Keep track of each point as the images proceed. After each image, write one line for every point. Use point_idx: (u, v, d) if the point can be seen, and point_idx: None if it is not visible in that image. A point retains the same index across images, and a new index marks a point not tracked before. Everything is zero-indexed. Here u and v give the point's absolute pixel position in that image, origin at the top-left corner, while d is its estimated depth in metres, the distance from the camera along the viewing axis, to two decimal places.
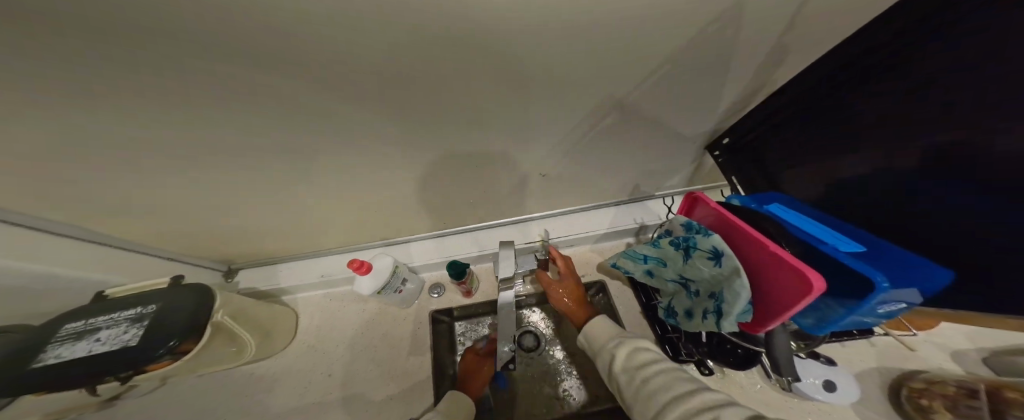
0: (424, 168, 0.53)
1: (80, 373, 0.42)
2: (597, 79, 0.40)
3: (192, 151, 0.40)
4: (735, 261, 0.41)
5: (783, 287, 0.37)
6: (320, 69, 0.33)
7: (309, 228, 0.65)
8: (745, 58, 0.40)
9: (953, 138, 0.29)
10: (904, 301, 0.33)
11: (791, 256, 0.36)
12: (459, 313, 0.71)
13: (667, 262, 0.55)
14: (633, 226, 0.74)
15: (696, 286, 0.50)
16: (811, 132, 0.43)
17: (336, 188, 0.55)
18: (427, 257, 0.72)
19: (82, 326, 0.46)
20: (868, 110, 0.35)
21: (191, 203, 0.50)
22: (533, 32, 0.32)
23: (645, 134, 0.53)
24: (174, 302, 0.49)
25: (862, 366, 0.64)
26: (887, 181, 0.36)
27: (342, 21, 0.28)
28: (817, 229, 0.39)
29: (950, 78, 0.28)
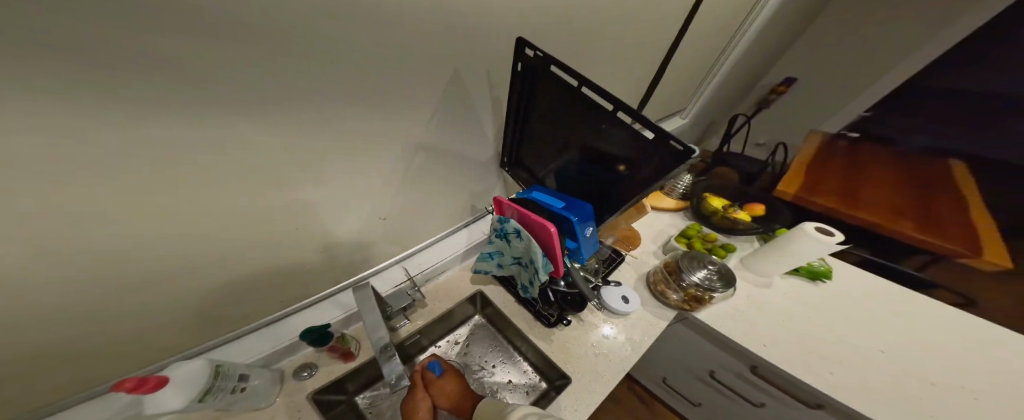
0: (229, 247, 0.46)
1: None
2: (391, 120, 0.53)
3: None
4: (525, 232, 0.61)
5: (546, 239, 0.60)
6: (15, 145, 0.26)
7: (0, 405, 0.40)
8: (475, 104, 0.63)
9: (578, 128, 0.59)
10: (590, 227, 0.63)
11: (539, 218, 0.58)
12: (355, 385, 0.64)
13: (501, 252, 0.72)
14: (484, 237, 0.90)
15: (521, 259, 0.69)
16: (532, 145, 0.71)
17: (63, 318, 0.37)
18: (276, 343, 0.58)
19: None
20: (543, 126, 0.65)
21: None
22: (310, 86, 0.40)
23: (456, 163, 0.70)
24: None
25: (631, 281, 0.92)
26: (570, 160, 0.66)
27: (46, 90, 0.25)
28: (551, 199, 0.65)
29: (557, 103, 0.59)
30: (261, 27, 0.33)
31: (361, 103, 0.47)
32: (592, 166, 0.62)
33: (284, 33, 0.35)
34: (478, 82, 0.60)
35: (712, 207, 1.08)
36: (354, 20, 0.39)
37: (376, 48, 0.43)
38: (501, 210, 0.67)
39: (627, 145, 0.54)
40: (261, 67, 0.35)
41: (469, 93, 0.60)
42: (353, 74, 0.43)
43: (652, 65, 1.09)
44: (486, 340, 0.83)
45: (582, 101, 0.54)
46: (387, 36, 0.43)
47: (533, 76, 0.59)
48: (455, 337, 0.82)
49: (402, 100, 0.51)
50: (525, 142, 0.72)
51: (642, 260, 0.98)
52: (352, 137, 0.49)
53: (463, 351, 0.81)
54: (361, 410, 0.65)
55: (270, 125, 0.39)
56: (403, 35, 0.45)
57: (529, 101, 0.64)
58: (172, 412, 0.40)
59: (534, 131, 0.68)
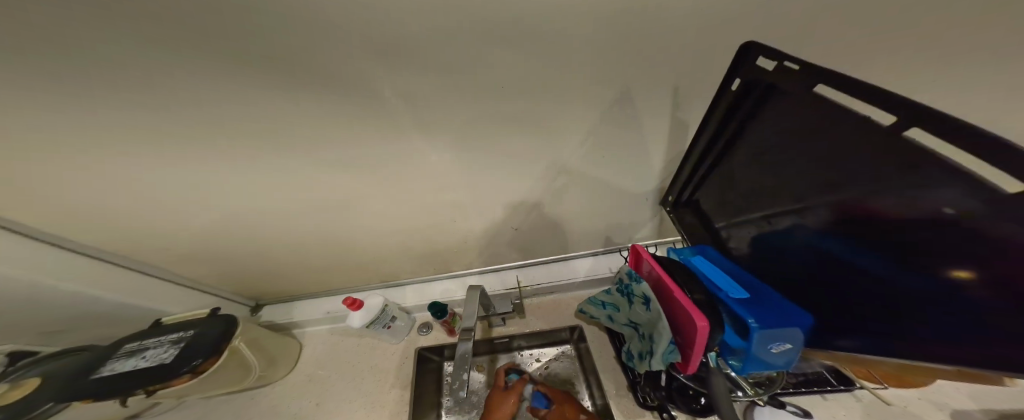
0: (403, 222, 0.63)
1: (116, 386, 0.52)
2: (536, 145, 0.49)
3: (221, 199, 0.53)
4: (658, 306, 0.46)
5: (686, 330, 0.41)
6: (313, 137, 0.45)
7: (314, 271, 0.75)
8: (643, 129, 0.48)
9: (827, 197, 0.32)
10: (788, 343, 0.36)
11: (685, 299, 0.40)
12: (448, 353, 0.77)
13: (619, 307, 0.58)
14: (609, 275, 0.77)
15: (641, 330, 0.53)
16: (724, 190, 0.48)
17: (331, 235, 0.64)
18: (416, 300, 0.78)
19: (137, 345, 0.57)
20: (748, 170, 0.42)
21: (223, 244, 0.63)
22: (465, 110, 0.43)
23: (596, 194, 0.61)
24: (202, 330, 0.60)
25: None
26: (797, 235, 0.38)
27: (321, 95, 0.40)
28: (724, 279, 0.43)
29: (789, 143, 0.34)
30: (435, 59, 0.37)
31: (509, 130, 0.46)
32: (832, 262, 0.35)
33: (452, 66, 0.38)
34: (660, 100, 0.43)
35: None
36: (516, 38, 0.36)
37: (539, 69, 0.39)
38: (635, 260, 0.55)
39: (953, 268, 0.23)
40: (433, 88, 0.40)
41: (638, 114, 0.45)
42: (504, 99, 0.42)
43: None
44: (569, 371, 0.73)
45: (848, 153, 0.28)
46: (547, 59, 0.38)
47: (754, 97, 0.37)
48: (540, 353, 0.77)
49: (552, 126, 0.46)
50: (714, 185, 0.50)
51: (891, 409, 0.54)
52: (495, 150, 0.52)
53: (542, 370, 0.74)
54: (443, 373, 0.77)
55: (433, 135, 0.46)
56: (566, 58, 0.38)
57: (736, 131, 0.41)
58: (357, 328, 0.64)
59: (731, 173, 0.45)
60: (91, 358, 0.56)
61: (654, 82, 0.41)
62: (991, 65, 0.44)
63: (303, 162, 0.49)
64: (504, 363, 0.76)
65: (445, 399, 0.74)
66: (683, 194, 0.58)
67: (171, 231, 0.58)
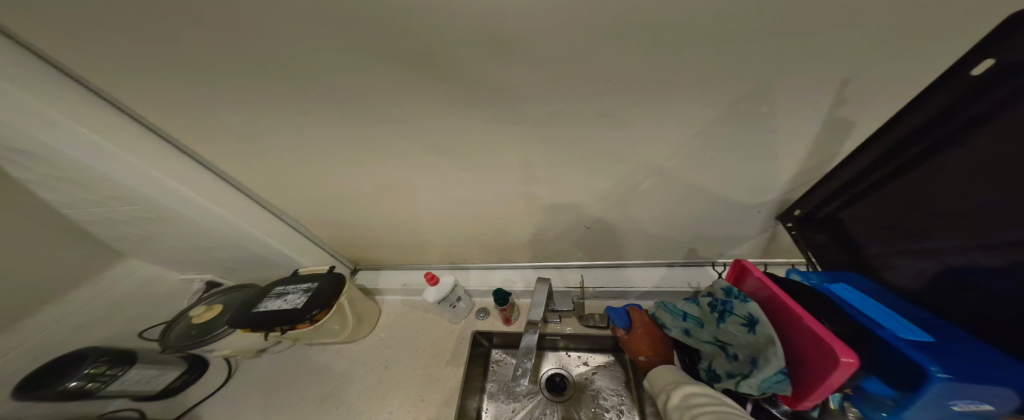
0: (477, 211, 0.65)
1: (264, 318, 0.69)
2: (633, 144, 0.44)
3: (328, 177, 0.61)
4: (772, 331, 0.39)
5: (818, 363, 0.34)
6: (406, 128, 0.47)
7: (393, 245, 0.83)
8: (783, 128, 0.39)
9: None
10: (996, 404, 0.27)
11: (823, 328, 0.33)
12: (497, 341, 0.78)
13: (703, 322, 0.51)
14: (688, 290, 0.68)
15: (729, 350, 0.46)
16: (895, 209, 0.37)
17: (415, 215, 0.69)
18: (479, 284, 0.82)
19: (280, 290, 0.75)
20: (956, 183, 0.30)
21: (328, 213, 0.73)
22: (559, 103, 0.40)
23: (690, 202, 0.53)
24: (322, 285, 0.75)
25: None
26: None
27: (415, 86, 0.40)
28: (882, 313, 0.34)
29: None
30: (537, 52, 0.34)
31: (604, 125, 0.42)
32: None
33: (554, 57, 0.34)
34: (823, 92, 0.34)
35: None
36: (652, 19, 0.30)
37: (657, 59, 0.33)
38: (739, 279, 0.49)
39: None
40: (537, 81, 0.37)
41: (785, 111, 0.36)
42: (616, 92, 0.37)
43: None
44: (618, 383, 0.68)
45: None
46: (670, 47, 0.32)
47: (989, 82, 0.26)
48: (590, 357, 0.73)
49: (656, 123, 0.40)
50: (878, 199, 0.39)
51: None
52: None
53: (588, 374, 0.70)
54: (490, 361, 0.78)
55: (526, 128, 0.44)
56: (695, 44, 0.31)
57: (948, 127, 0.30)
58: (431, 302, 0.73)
59: (918, 184, 0.34)
60: (255, 295, 0.76)
61: (813, 72, 0.32)
62: None
63: (397, 151, 0.52)
64: (550, 361, 0.74)
65: (489, 386, 0.74)
66: (820, 208, 0.46)
67: (296, 198, 0.69)
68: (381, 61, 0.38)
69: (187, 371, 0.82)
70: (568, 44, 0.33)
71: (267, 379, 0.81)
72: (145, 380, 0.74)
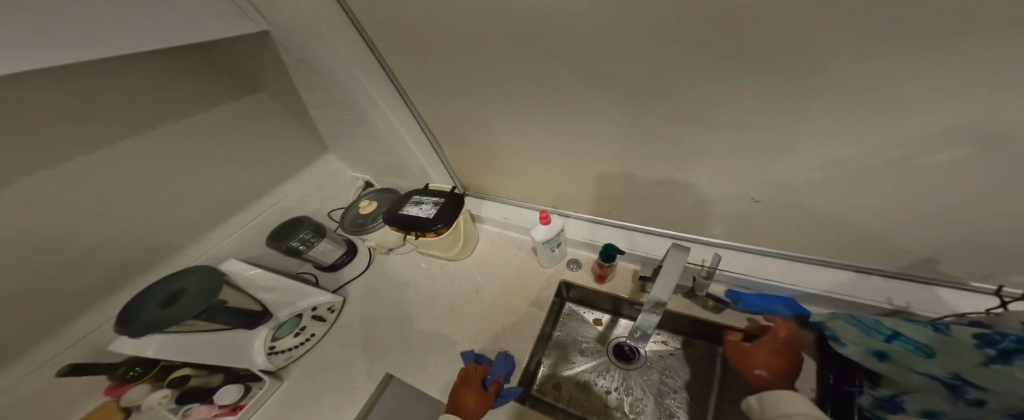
0: (604, 149, 0.61)
1: (405, 221, 0.84)
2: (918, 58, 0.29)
3: (470, 104, 0.66)
4: None
5: None
6: (571, 42, 0.45)
7: (506, 181, 0.89)
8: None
9: None
10: None
11: None
12: (574, 295, 0.78)
13: (930, 348, 0.34)
14: (887, 307, 0.54)
15: (978, 395, 0.31)
16: None
17: (534, 145, 0.69)
18: (579, 234, 0.80)
19: (416, 200, 0.90)
20: None
21: (460, 143, 0.82)
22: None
23: None
24: (448, 203, 0.86)
25: None
26: None
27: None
28: None
29: None
30: None
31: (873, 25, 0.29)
32: None
33: None
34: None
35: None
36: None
37: None
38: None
39: None
40: None
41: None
42: None
43: None
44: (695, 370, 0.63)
45: None
46: None
47: None
48: (668, 338, 0.68)
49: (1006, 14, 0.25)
50: None
51: None
52: (806, 61, 0.35)
53: (662, 353, 0.67)
54: (562, 312, 0.79)
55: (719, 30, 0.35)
56: None
57: None
58: (535, 240, 0.76)
59: None
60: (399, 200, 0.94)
61: None
62: None
63: (548, 71, 0.51)
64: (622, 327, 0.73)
65: (557, 330, 0.77)
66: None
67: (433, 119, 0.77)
68: None
69: (346, 253, 1.06)
70: None
71: (392, 268, 1.02)
72: (327, 253, 0.99)
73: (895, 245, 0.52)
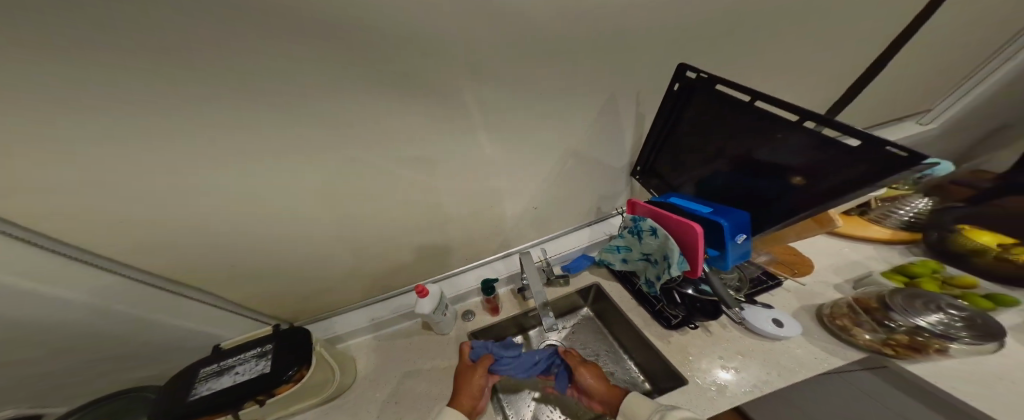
0: (448, 208, 0.83)
1: (222, 399, 0.54)
2: (557, 133, 0.77)
3: (310, 197, 0.68)
4: (665, 231, 0.72)
5: (689, 241, 0.69)
6: (405, 133, 0.66)
7: (366, 272, 0.87)
8: (623, 114, 0.79)
9: (744, 144, 0.64)
10: (744, 234, 0.67)
11: (685, 219, 0.67)
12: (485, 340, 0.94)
13: (632, 247, 0.86)
14: (605, 237, 1.05)
15: (653, 256, 0.81)
16: (673, 155, 0.82)
17: (392, 222, 0.80)
18: (455, 289, 0.95)
19: (217, 367, 0.59)
20: (690, 136, 0.75)
21: (297, 249, 0.75)
22: (512, 107, 0.69)
23: (590, 169, 0.89)
24: (286, 341, 0.65)
25: (791, 306, 0.91)
26: (721, 173, 0.71)
27: (420, 96, 0.62)
28: (695, 205, 0.74)
29: (713, 116, 0.68)
30: (501, 79, 0.64)
31: (537, 122, 0.73)
32: (746, 186, 0.68)
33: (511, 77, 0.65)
34: (631, 96, 0.76)
35: (975, 243, 0.86)
36: (562, 61, 0.65)
37: (558, 80, 0.68)
38: (634, 210, 0.83)
39: (802, 165, 0.56)
40: (501, 95, 0.66)
41: (622, 105, 0.77)
42: (545, 98, 0.70)
43: (828, 72, 0.99)
44: (591, 331, 1.06)
45: (749, 118, 0.61)
46: (565, 77, 0.68)
47: (683, 99, 0.73)
48: (565, 323, 1.08)
49: (562, 115, 0.74)
50: (666, 152, 0.83)
51: (805, 288, 0.96)
52: (527, 137, 0.75)
53: (569, 334, 1.05)
54: None
55: (492, 130, 0.71)
56: (574, 74, 0.68)
57: (678, 117, 0.76)
58: (425, 314, 0.79)
59: (678, 141, 0.79)
60: (173, 387, 0.57)
61: (623, 87, 0.74)
62: (771, 48, 0.83)
63: (386, 159, 0.69)
64: (538, 340, 1.01)
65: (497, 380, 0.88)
66: (646, 163, 0.90)
67: (254, 228, 0.67)
68: (399, 83, 0.59)
69: None
70: (518, 77, 0.65)
71: None
72: None
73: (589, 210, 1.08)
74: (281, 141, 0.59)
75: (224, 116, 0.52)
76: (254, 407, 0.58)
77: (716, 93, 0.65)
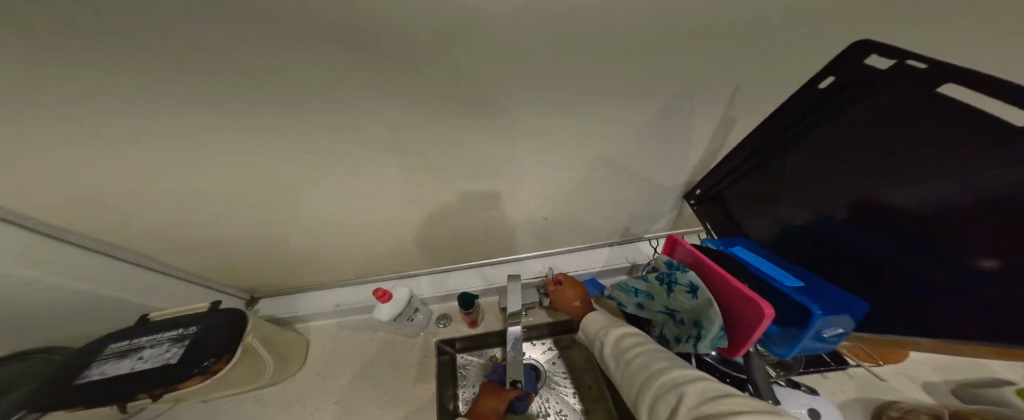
0: (432, 208, 0.65)
1: (111, 389, 0.47)
2: (591, 137, 0.52)
3: (242, 179, 0.51)
4: (709, 294, 0.50)
5: (745, 319, 0.46)
6: (363, 116, 0.44)
7: (333, 258, 0.75)
8: (706, 125, 0.52)
9: (904, 203, 0.36)
10: (842, 327, 0.40)
11: (746, 288, 0.45)
12: (461, 345, 0.81)
13: (655, 295, 0.65)
14: (626, 265, 0.85)
15: (681, 315, 0.60)
16: (761, 186, 0.55)
17: (369, 219, 0.65)
18: (434, 291, 0.82)
19: (126, 346, 0.53)
20: (803, 166, 0.48)
21: (241, 228, 0.61)
22: (531, 96, 0.44)
23: (627, 183, 0.65)
24: (209, 325, 0.56)
25: (843, 397, 0.69)
26: (831, 228, 0.46)
27: (384, 66, 0.38)
28: (771, 268, 0.49)
29: (862, 134, 0.39)
30: (519, 54, 0.38)
31: (566, 121, 0.48)
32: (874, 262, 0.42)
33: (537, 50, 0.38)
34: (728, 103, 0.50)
35: None
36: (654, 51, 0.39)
37: (615, 62, 0.40)
38: (672, 250, 0.61)
39: (995, 254, 0.29)
40: (517, 76, 0.41)
41: (707, 115, 0.51)
42: (586, 87, 0.43)
43: None
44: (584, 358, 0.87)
45: (926, 151, 0.33)
46: (629, 58, 0.40)
47: (820, 99, 0.43)
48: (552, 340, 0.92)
49: (607, 115, 0.48)
50: (750, 180, 0.57)
51: (879, 383, 0.70)
52: (547, 136, 0.51)
53: (554, 358, 0.88)
54: (458, 367, 0.80)
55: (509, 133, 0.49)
56: (646, 56, 0.40)
57: (796, 129, 0.47)
58: (384, 320, 0.67)
59: (780, 169, 0.51)
60: (75, 358, 0.52)
61: (721, 82, 0.44)
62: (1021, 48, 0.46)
63: (338, 144, 0.48)
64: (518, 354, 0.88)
65: (461, 391, 0.77)
66: (717, 187, 0.62)
67: (181, 204, 0.53)
68: (348, 41, 0.35)
69: None
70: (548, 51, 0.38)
71: None
72: None
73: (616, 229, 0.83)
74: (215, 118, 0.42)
75: (103, 73, 0.34)
76: (149, 400, 0.50)
77: (894, 97, 0.35)
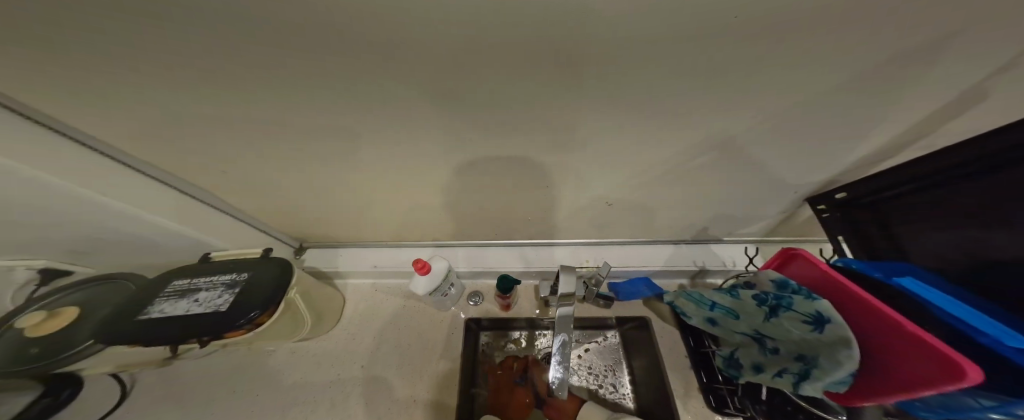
0: (485, 180, 0.55)
1: (171, 328, 0.47)
2: (717, 115, 0.38)
3: (273, 138, 0.43)
4: (847, 331, 0.37)
5: (907, 372, 0.33)
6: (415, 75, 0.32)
7: (371, 219, 0.70)
8: (908, 118, 0.36)
9: None
10: None
11: (929, 335, 0.31)
12: (488, 323, 0.74)
13: (740, 314, 0.52)
14: (692, 268, 0.72)
15: (776, 344, 0.48)
16: (949, 204, 0.38)
17: (417, 185, 0.57)
18: (471, 265, 0.76)
19: (186, 285, 0.52)
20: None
21: (276, 181, 0.56)
22: (660, 54, 0.29)
23: (735, 175, 0.50)
24: (258, 274, 0.53)
25: None
26: None
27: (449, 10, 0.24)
28: (969, 316, 0.32)
29: None
30: None
31: (695, 90, 0.34)
32: None
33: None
34: (978, 94, 0.32)
35: None
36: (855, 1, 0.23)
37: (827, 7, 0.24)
38: (785, 264, 0.48)
39: None
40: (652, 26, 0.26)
41: (924, 105, 0.34)
42: (754, 42, 0.28)
43: None
44: (610, 356, 0.82)
45: None
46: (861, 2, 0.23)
47: None
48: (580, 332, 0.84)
49: (758, 84, 0.33)
50: (937, 193, 0.39)
51: None
52: (659, 108, 0.37)
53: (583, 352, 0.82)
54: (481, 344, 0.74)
55: (619, 105, 0.37)
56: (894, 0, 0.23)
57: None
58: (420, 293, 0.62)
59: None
60: (142, 291, 0.52)
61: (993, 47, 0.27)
62: None
63: (380, 108, 0.37)
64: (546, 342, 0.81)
65: (482, 369, 0.72)
66: (878, 193, 0.46)
67: (212, 158, 0.47)
68: None
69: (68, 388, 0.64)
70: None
71: (186, 386, 0.67)
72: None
73: (692, 227, 0.69)
74: (244, 66, 0.31)
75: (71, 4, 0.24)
76: (202, 344, 0.49)
77: None
